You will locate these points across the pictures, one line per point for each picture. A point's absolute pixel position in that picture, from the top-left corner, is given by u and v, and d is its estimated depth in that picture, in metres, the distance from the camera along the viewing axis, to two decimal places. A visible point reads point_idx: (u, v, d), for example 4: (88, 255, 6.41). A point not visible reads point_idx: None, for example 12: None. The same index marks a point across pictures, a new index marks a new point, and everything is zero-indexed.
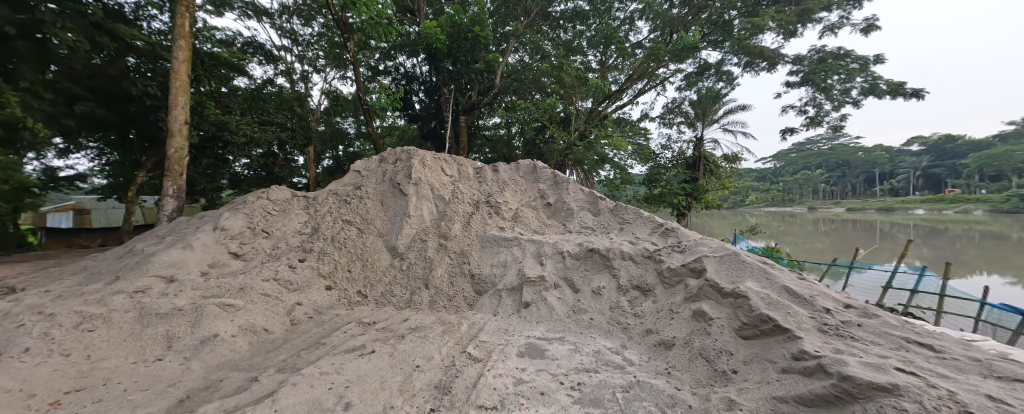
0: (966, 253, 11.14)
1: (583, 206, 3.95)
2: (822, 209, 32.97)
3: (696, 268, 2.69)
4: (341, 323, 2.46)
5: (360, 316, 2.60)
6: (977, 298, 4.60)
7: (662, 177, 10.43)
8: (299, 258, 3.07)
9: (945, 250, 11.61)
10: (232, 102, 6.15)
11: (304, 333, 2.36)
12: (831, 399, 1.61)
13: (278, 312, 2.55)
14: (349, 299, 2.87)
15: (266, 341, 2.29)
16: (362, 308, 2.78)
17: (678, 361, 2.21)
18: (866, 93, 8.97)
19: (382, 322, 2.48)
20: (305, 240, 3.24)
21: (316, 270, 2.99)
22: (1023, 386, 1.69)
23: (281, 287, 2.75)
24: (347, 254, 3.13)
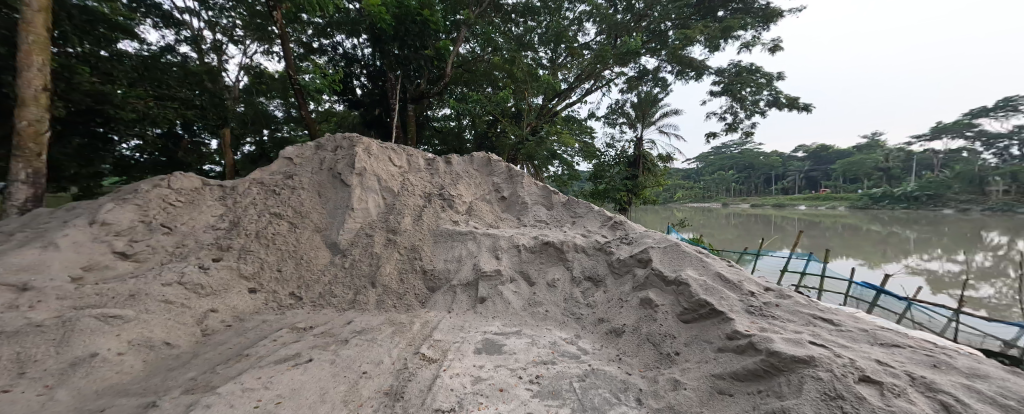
0: (834, 241, 13.62)
1: (537, 200, 3.94)
2: (736, 204, 37.45)
3: (643, 259, 2.80)
4: (270, 330, 2.17)
5: (293, 320, 2.32)
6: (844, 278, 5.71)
7: (607, 173, 11.08)
8: (213, 257, 2.66)
9: (822, 239, 13.99)
10: (115, 70, 4.60)
11: (221, 344, 2.03)
12: (760, 373, 1.77)
13: (186, 323, 2.16)
14: (279, 303, 2.54)
15: (166, 357, 1.92)
16: (296, 312, 2.48)
17: (629, 347, 2.31)
18: (771, 105, 10.24)
19: (321, 326, 2.24)
20: (221, 237, 2.80)
21: (235, 271, 2.60)
22: (897, 350, 2.04)
23: (188, 293, 2.34)
24: (275, 251, 2.79)
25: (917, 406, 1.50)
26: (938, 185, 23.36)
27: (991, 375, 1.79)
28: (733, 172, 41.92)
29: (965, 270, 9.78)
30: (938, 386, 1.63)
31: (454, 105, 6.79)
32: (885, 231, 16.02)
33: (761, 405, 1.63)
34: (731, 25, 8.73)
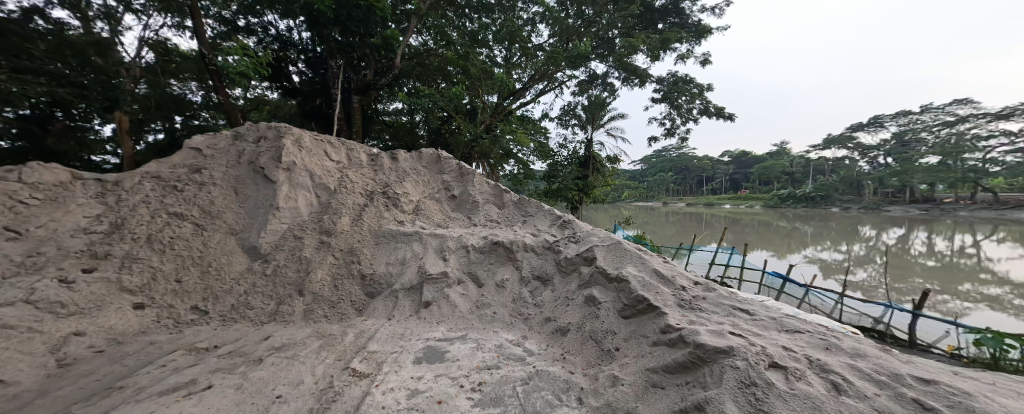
0: (752, 236, 15.43)
1: (489, 198, 3.88)
2: (675, 204, 40.70)
3: (589, 257, 2.87)
4: (160, 353, 1.86)
5: (194, 340, 2.01)
6: (760, 269, 6.63)
7: (560, 172, 11.38)
8: (85, 268, 2.22)
9: (742, 234, 15.80)
10: None
11: (86, 375, 1.69)
12: (688, 365, 1.89)
13: (36, 352, 1.76)
14: (177, 321, 2.20)
15: (2, 399, 1.54)
16: (198, 329, 2.16)
17: (573, 345, 2.35)
18: (703, 113, 11.20)
19: (229, 344, 1.97)
20: (97, 243, 2.35)
21: (116, 284, 2.20)
22: (799, 335, 2.30)
23: (42, 314, 1.91)
24: (175, 258, 2.41)
25: (814, 387, 1.70)
26: (829, 187, 27.91)
27: (868, 353, 2.09)
28: (672, 174, 45.47)
29: (844, 258, 11.68)
30: (830, 367, 1.86)
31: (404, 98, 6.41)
32: (791, 227, 18.50)
33: (689, 396, 1.73)
34: (669, 37, 9.38)
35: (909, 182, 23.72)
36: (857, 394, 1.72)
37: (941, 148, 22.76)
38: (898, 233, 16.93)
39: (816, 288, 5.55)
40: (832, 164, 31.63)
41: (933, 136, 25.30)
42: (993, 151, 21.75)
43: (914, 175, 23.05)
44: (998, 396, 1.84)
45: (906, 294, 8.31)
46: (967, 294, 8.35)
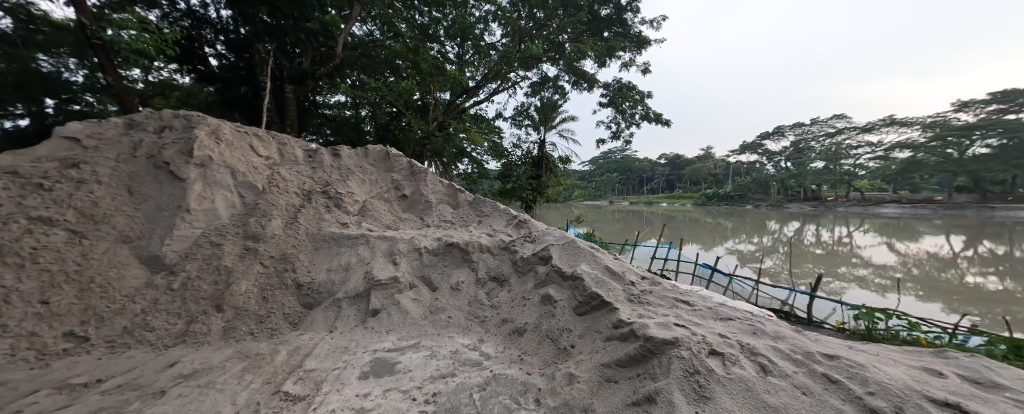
0: (686, 231, 16.97)
1: (442, 198, 3.72)
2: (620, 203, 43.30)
3: (544, 256, 2.86)
4: (17, 395, 1.48)
5: (70, 375, 1.64)
6: (693, 262, 7.58)
7: (514, 172, 11.48)
8: None
9: (677, 230, 17.27)
10: None
11: None
12: (638, 358, 1.95)
13: None
14: (43, 352, 1.76)
15: None
16: (78, 360, 1.77)
17: (529, 345, 2.32)
18: (644, 119, 11.94)
19: (117, 378, 1.64)
20: None
21: None
22: (731, 322, 2.50)
23: None
24: (45, 275, 1.95)
25: (747, 370, 1.85)
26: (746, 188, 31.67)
27: (788, 336, 2.34)
28: (617, 175, 48.33)
29: (756, 248, 13.31)
30: (758, 350, 2.04)
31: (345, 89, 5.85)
32: (718, 223, 20.61)
33: (640, 388, 1.77)
34: (615, 45, 9.84)
35: (803, 184, 28.09)
36: (780, 374, 1.90)
37: (824, 156, 27.42)
38: (797, 226, 19.72)
39: (738, 276, 6.48)
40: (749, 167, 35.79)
41: (817, 144, 30.21)
42: (859, 159, 26.78)
43: (805, 178, 27.47)
44: (882, 365, 2.14)
45: (801, 278, 9.68)
46: (841, 276, 9.96)
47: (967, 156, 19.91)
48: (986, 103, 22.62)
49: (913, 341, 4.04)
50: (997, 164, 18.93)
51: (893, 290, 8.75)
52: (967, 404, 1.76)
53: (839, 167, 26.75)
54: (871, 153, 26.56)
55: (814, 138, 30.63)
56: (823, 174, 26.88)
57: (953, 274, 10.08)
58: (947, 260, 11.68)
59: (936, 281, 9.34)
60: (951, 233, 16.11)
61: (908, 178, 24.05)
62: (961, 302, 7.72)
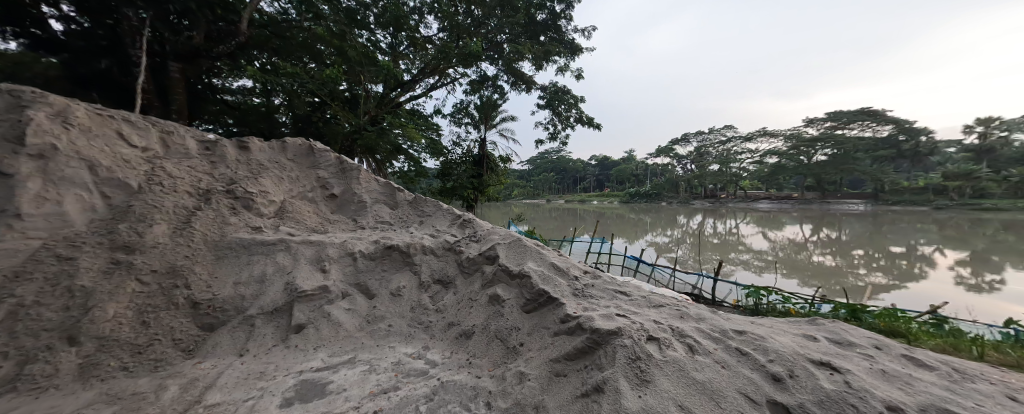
0: (614, 226, 18.43)
1: (378, 198, 3.42)
2: (557, 200, 45.35)
3: (491, 256, 2.77)
4: None
5: None
6: (622, 254, 8.26)
7: (454, 171, 11.27)
8: None
9: (607, 226, 18.68)
10: None
11: None
12: (586, 350, 1.96)
13: None
14: None
15: None
16: None
17: (477, 348, 2.22)
18: (578, 122, 12.51)
19: None
20: None
21: None
22: (662, 309, 2.68)
23: None
24: None
25: (679, 352, 1.98)
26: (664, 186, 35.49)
27: (708, 317, 2.58)
28: (554, 174, 50.48)
29: (669, 240, 14.98)
30: (686, 332, 2.20)
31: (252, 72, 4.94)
32: (641, 218, 22.78)
33: (588, 379, 1.78)
34: (551, 49, 10.17)
35: (705, 183, 32.63)
36: (705, 352, 2.07)
37: (719, 160, 32.41)
38: (701, 219, 22.73)
39: (660, 265, 7.25)
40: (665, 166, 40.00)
41: (716, 149, 35.18)
42: (745, 164, 32.07)
43: (707, 178, 32.03)
44: (778, 335, 2.48)
45: (704, 264, 11.14)
46: (732, 259, 11.70)
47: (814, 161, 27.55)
48: (825, 121, 29.28)
49: (787, 312, 5.10)
50: (831, 168, 26.78)
51: (770, 269, 10.57)
52: (836, 362, 2.12)
53: (728, 167, 32.07)
54: (756, 156, 31.80)
55: (712, 143, 35.47)
56: (719, 176, 31.69)
57: (806, 254, 12.54)
58: (801, 244, 14.51)
59: (795, 261, 11.49)
60: (807, 223, 20.13)
61: (773, 178, 30.28)
62: (813, 276, 9.64)
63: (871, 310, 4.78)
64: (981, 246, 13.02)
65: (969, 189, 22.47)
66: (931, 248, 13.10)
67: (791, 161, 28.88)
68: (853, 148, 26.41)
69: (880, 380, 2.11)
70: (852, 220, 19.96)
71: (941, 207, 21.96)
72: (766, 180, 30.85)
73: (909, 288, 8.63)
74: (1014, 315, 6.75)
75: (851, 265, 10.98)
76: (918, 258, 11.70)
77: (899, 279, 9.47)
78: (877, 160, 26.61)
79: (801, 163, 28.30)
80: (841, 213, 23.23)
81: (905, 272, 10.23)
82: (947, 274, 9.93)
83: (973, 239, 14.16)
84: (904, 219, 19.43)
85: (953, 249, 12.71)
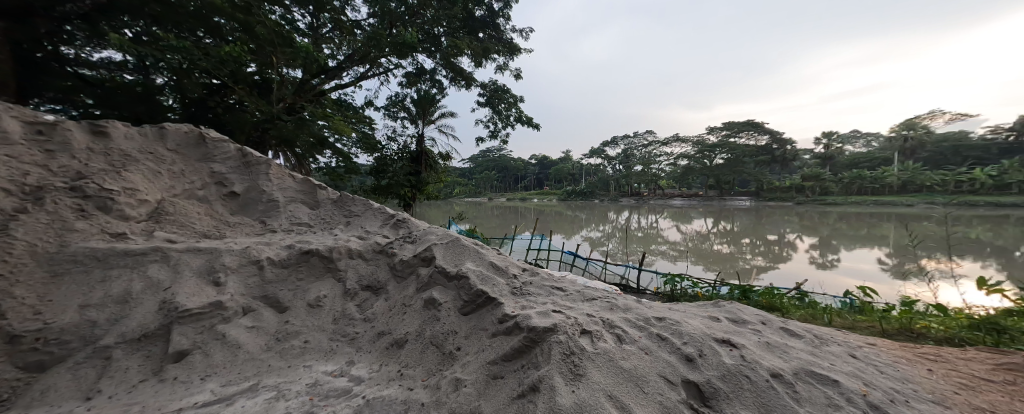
0: (551, 223, 19.18)
1: (293, 196, 3.01)
2: (498, 198, 45.82)
3: (427, 257, 2.60)
4: None
5: None
6: (560, 250, 8.60)
7: (389, 168, 10.64)
8: None
9: (545, 222, 19.37)
10: None
11: None
12: (522, 349, 1.92)
13: None
14: None
15: None
16: None
17: (410, 357, 2.05)
18: (517, 121, 12.66)
19: None
20: None
21: None
22: (595, 302, 2.79)
23: None
24: None
25: (610, 344, 2.05)
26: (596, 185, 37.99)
27: (635, 307, 2.74)
28: (494, 172, 50.82)
29: (600, 235, 16.05)
30: (615, 323, 2.31)
31: (121, 42, 3.78)
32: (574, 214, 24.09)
33: (524, 379, 1.75)
34: (489, 46, 10.09)
35: (631, 183, 35.65)
36: (631, 340, 2.18)
37: (642, 161, 35.57)
38: (627, 215, 24.83)
39: (593, 258, 7.69)
40: (597, 166, 42.71)
41: (640, 151, 38.62)
42: (663, 164, 35.74)
43: (632, 179, 35.02)
44: (691, 319, 2.74)
45: (630, 255, 12.16)
46: (653, 250, 12.95)
47: (715, 164, 31.83)
48: (725, 129, 33.85)
49: (695, 296, 5.79)
50: (728, 170, 31.16)
51: (682, 258, 11.95)
52: (734, 338, 2.40)
53: (650, 167, 35.53)
54: (672, 159, 35.60)
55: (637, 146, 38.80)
56: (643, 176, 34.75)
57: (708, 244, 14.44)
58: (705, 234, 16.70)
59: (700, 249, 13.14)
60: (709, 216, 23.27)
61: (685, 179, 34.26)
62: (712, 262, 11.16)
63: (757, 290, 5.64)
64: (826, 232, 16.39)
65: (819, 189, 28.11)
66: (794, 235, 16.09)
67: (697, 163, 33.02)
68: (743, 153, 31.17)
69: (765, 351, 2.45)
70: (742, 214, 23.58)
71: (801, 202, 27.15)
72: (679, 180, 34.82)
73: (780, 268, 10.45)
74: (846, 286, 8.62)
75: (740, 251, 12.94)
76: (785, 244, 14.30)
77: (774, 261, 11.42)
78: (761, 164, 31.62)
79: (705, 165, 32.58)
80: (735, 207, 27.43)
81: (778, 255, 12.39)
82: (805, 255, 12.26)
83: (821, 227, 17.76)
84: (779, 213, 23.54)
85: (808, 235, 15.81)
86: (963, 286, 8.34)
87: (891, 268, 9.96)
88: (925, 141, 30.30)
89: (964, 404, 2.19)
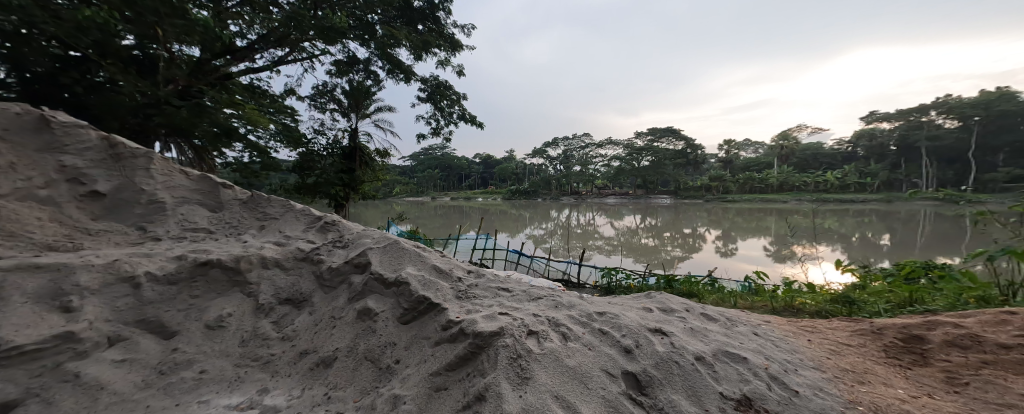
0: (495, 221, 19.26)
1: (186, 197, 2.51)
2: (440, 198, 44.76)
3: (359, 263, 2.33)
4: None
5: None
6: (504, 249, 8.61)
7: (316, 164, 9.67)
8: None
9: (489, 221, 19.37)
10: None
11: None
12: (467, 356, 1.79)
13: None
14: None
15: None
16: None
17: (340, 376, 1.79)
18: (461, 119, 12.38)
19: None
20: None
21: None
22: (540, 301, 2.76)
23: None
24: None
25: (555, 343, 2.02)
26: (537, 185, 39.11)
27: (578, 303, 2.77)
28: (436, 171, 49.50)
29: (543, 232, 16.51)
30: (560, 321, 2.29)
31: None
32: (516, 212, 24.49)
33: (469, 388, 1.62)
34: (428, 39, 9.66)
35: (570, 182, 37.35)
36: (575, 337, 2.19)
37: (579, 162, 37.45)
38: (567, 213, 25.97)
39: (536, 256, 7.82)
40: (538, 166, 43.92)
41: (578, 152, 40.61)
42: (598, 165, 38.05)
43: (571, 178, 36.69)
44: (628, 312, 2.86)
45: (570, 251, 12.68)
46: (591, 246, 13.69)
47: (642, 165, 34.80)
48: (651, 134, 37.13)
49: (629, 288, 6.20)
50: (653, 171, 34.28)
51: (615, 251, 12.81)
52: (665, 327, 2.56)
53: (586, 168, 37.49)
54: (606, 160, 38.06)
55: (575, 147, 40.74)
56: (580, 176, 36.61)
57: (637, 238, 15.69)
58: (634, 230, 18.15)
59: (631, 243, 14.23)
60: (637, 213, 25.41)
61: (617, 179, 36.89)
62: (641, 254, 12.15)
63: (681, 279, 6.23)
64: (728, 225, 18.92)
65: (724, 188, 32.36)
66: (705, 228, 18.28)
67: (627, 165, 35.74)
68: (666, 156, 34.52)
69: (691, 336, 2.65)
70: (665, 210, 26.16)
71: (711, 200, 31.01)
72: (612, 179, 37.40)
73: (694, 258, 11.77)
74: (745, 271, 10.00)
75: (663, 243, 14.31)
76: (697, 236, 16.18)
77: (689, 252, 12.83)
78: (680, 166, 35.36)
79: (634, 166, 35.45)
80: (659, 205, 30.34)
81: (692, 246, 13.96)
82: (714, 245, 13.98)
83: (726, 221, 20.43)
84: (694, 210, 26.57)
85: (715, 228, 18.09)
86: (825, 266, 10.22)
87: (775, 254, 11.84)
88: (799, 149, 36.64)
89: (833, 367, 2.58)
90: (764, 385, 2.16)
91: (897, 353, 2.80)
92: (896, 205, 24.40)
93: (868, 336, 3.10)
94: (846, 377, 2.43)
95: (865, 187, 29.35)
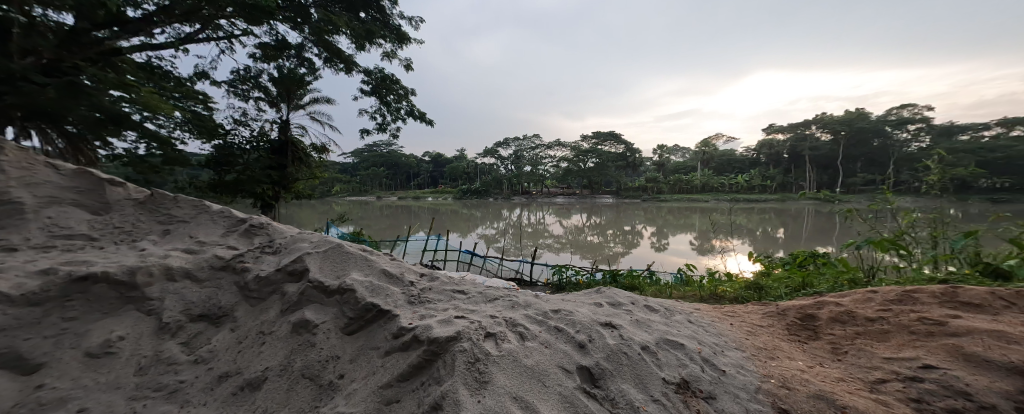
0: (444, 221, 18.82)
1: (55, 196, 2.02)
2: (386, 198, 42.75)
3: (294, 270, 2.07)
4: None
5: None
6: (456, 250, 8.41)
7: (239, 160, 8.59)
8: None
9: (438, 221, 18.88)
10: None
11: None
12: (421, 365, 1.65)
13: None
14: None
15: None
16: None
17: (271, 399, 1.54)
18: (410, 115, 11.84)
19: None
20: None
21: None
22: (497, 302, 2.70)
23: None
24: None
25: (513, 344, 1.96)
26: (487, 184, 39.12)
27: (533, 303, 2.75)
28: (381, 169, 47.11)
29: (494, 232, 16.49)
30: (517, 322, 2.25)
31: None
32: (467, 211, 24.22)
33: (425, 398, 1.49)
34: (372, 29, 9.05)
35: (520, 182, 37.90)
36: (532, 336, 2.15)
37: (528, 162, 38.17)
38: (517, 212, 26.35)
39: (489, 256, 7.76)
40: (488, 166, 43.93)
41: (526, 153, 41.35)
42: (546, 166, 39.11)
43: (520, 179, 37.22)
44: (580, 308, 2.92)
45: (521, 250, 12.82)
46: (541, 244, 14.00)
47: (587, 167, 36.50)
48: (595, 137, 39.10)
49: (579, 284, 6.42)
50: (597, 172, 36.17)
51: (563, 249, 13.23)
52: (614, 320, 2.64)
53: (535, 168, 38.35)
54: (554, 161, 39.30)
55: (525, 148, 41.47)
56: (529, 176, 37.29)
57: (583, 236, 16.39)
58: (580, 228, 18.95)
59: (578, 241, 14.82)
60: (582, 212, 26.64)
61: (564, 179, 38.29)
62: (587, 251, 12.70)
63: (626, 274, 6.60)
64: (661, 222, 20.57)
65: (658, 188, 35.23)
66: (642, 225, 19.72)
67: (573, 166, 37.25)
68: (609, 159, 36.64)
69: (638, 328, 2.77)
70: (607, 209, 27.74)
71: (647, 200, 33.60)
72: (560, 180, 38.73)
73: (635, 253, 12.59)
74: (678, 264, 10.94)
75: (606, 240, 15.12)
76: (635, 233, 17.41)
77: (629, 247, 13.73)
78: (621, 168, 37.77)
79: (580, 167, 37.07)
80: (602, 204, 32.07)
81: (631, 242, 14.94)
82: (651, 241, 15.13)
83: (660, 219, 22.22)
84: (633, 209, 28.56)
85: (651, 225, 19.57)
86: (741, 258, 11.58)
87: (702, 248, 13.12)
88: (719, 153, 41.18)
89: (750, 346, 2.86)
90: (698, 368, 2.31)
91: (797, 330, 3.22)
92: (791, 203, 28.69)
93: (775, 317, 3.52)
94: (760, 354, 2.71)
95: (770, 188, 33.92)
